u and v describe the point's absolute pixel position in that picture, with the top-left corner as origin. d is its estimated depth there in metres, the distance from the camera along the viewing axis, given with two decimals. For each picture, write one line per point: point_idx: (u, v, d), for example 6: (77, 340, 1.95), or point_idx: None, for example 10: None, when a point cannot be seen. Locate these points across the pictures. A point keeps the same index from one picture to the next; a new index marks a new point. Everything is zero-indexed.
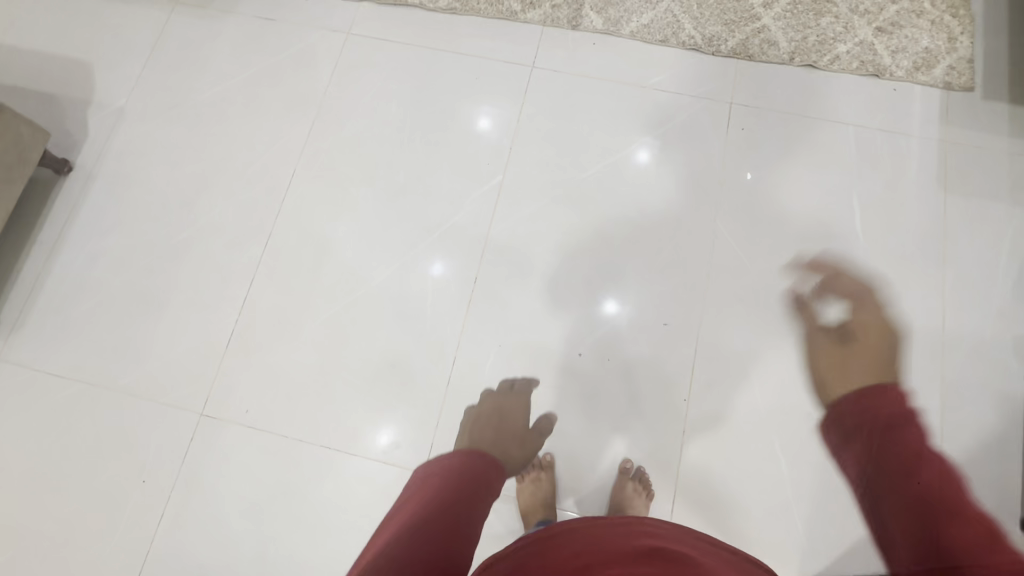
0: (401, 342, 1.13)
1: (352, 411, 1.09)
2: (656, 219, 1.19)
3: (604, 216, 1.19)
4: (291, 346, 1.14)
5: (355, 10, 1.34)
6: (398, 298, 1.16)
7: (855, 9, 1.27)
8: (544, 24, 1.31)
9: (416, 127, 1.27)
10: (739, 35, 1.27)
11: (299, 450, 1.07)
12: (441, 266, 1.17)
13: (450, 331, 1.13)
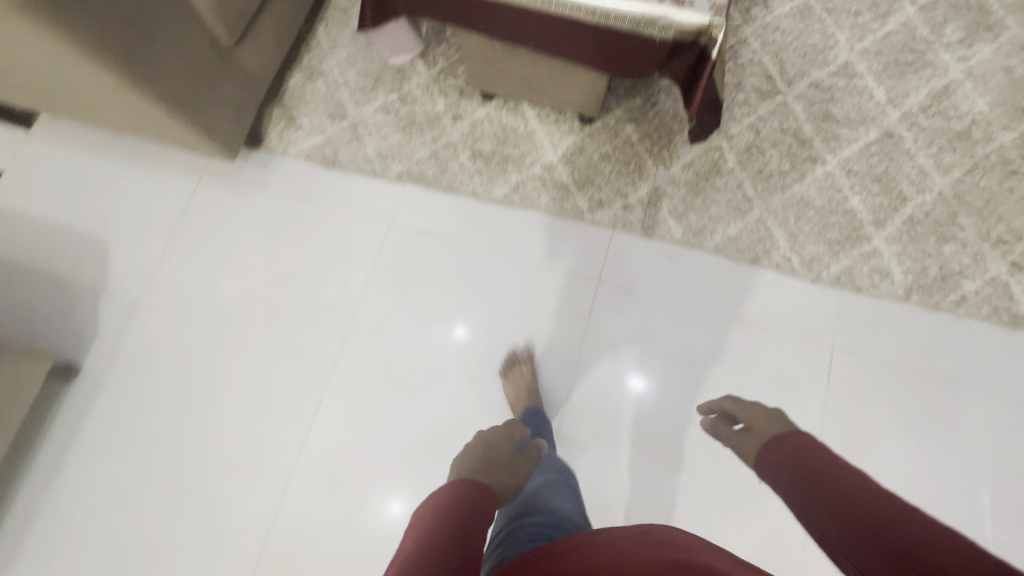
0: (420, 411, 1.08)
1: (365, 474, 1.05)
2: (700, 320, 1.09)
3: (665, 453, 1.03)
4: (307, 404, 1.09)
5: (401, 194, 1.20)
6: (418, 362, 1.11)
7: (985, 235, 1.08)
8: (614, 228, 1.14)
9: (455, 231, 1.17)
10: (845, 260, 1.08)
11: (312, 523, 1.03)
12: (465, 329, 1.12)
13: (471, 405, 1.08)
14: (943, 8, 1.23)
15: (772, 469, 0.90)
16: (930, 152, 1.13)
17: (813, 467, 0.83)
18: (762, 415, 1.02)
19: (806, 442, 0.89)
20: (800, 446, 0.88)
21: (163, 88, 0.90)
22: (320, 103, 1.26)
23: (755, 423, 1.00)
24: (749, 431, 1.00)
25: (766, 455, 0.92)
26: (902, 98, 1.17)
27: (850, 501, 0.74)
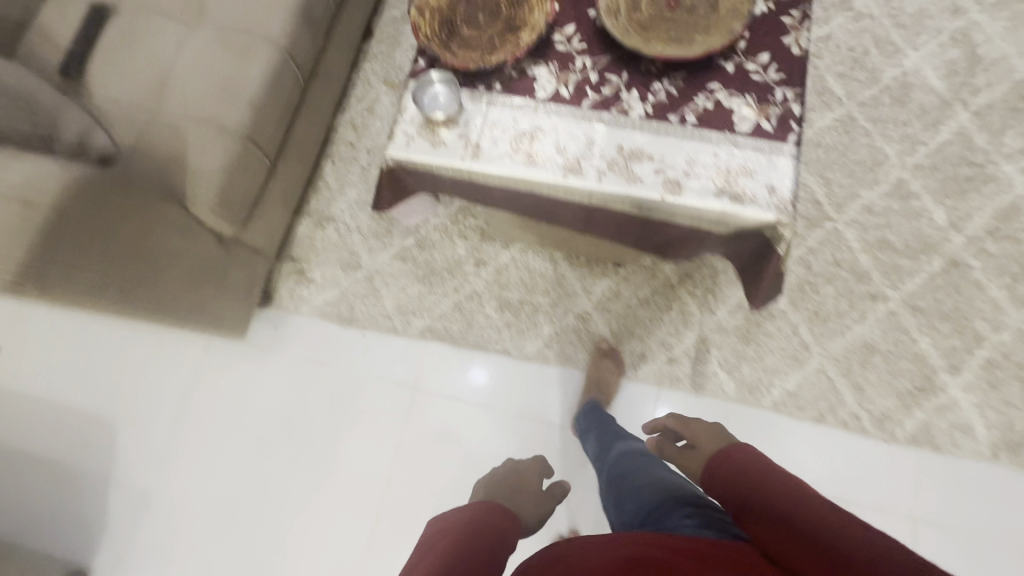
0: (451, 457, 1.05)
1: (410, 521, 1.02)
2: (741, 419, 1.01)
3: None
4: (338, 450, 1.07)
5: (424, 353, 1.11)
6: (441, 407, 1.07)
7: None
8: (660, 385, 1.04)
9: (468, 351, 1.10)
10: (919, 415, 0.98)
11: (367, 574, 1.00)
12: (482, 372, 1.08)
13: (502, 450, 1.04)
14: (999, 113, 1.13)
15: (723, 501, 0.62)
16: (1003, 283, 1.03)
17: (772, 492, 0.57)
18: (705, 427, 0.76)
19: (753, 460, 0.62)
20: (745, 465, 0.62)
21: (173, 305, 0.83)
22: (332, 253, 1.18)
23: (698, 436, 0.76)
24: (693, 447, 0.75)
25: (713, 480, 0.64)
26: (965, 220, 1.07)
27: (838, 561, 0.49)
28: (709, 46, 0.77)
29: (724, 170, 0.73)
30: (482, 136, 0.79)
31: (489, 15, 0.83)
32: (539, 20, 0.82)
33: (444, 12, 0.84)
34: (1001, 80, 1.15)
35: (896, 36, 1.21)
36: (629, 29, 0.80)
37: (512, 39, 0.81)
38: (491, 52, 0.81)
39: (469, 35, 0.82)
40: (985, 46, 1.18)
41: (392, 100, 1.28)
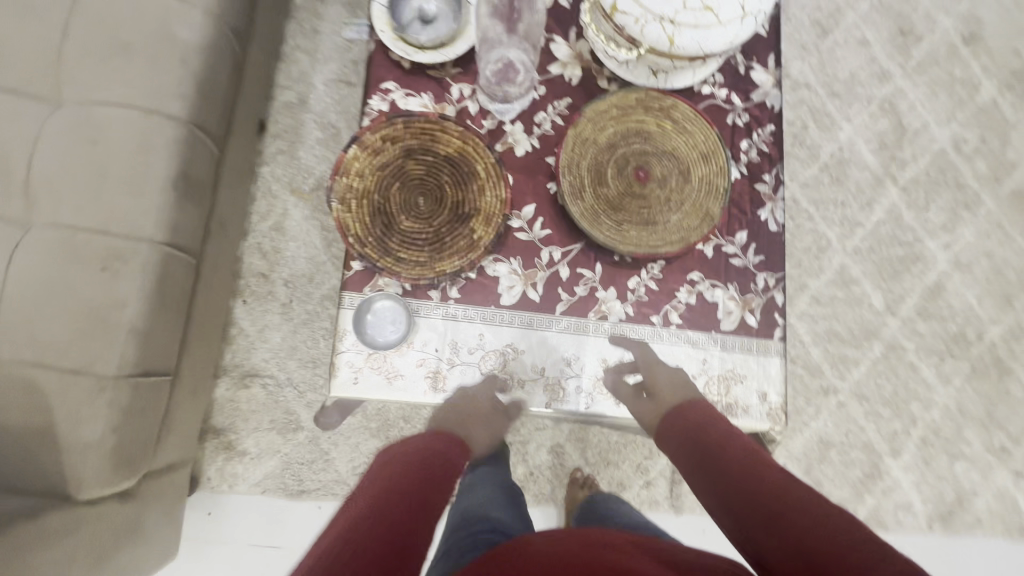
0: None
1: None
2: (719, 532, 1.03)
3: None
4: None
5: None
6: None
7: (989, 446, 1.10)
8: (640, 510, 1.04)
9: None
10: (869, 501, 1.07)
11: None
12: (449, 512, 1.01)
13: None
14: (923, 187, 1.18)
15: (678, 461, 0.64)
16: (932, 362, 1.12)
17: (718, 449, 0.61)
18: (670, 372, 0.67)
19: (709, 418, 0.64)
20: (701, 424, 0.63)
21: None
22: (265, 417, 1.01)
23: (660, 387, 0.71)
24: (651, 397, 0.67)
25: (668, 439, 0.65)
26: (899, 303, 1.14)
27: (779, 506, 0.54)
28: (689, 235, 0.69)
29: (716, 378, 0.69)
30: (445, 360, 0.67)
31: (430, 200, 0.68)
32: (493, 206, 0.69)
33: (373, 201, 0.67)
34: (923, 152, 1.19)
35: (832, 106, 1.19)
36: (599, 215, 0.70)
37: (463, 236, 0.68)
38: (440, 255, 0.67)
39: (410, 233, 0.68)
40: (909, 115, 1.20)
41: (305, 214, 1.07)
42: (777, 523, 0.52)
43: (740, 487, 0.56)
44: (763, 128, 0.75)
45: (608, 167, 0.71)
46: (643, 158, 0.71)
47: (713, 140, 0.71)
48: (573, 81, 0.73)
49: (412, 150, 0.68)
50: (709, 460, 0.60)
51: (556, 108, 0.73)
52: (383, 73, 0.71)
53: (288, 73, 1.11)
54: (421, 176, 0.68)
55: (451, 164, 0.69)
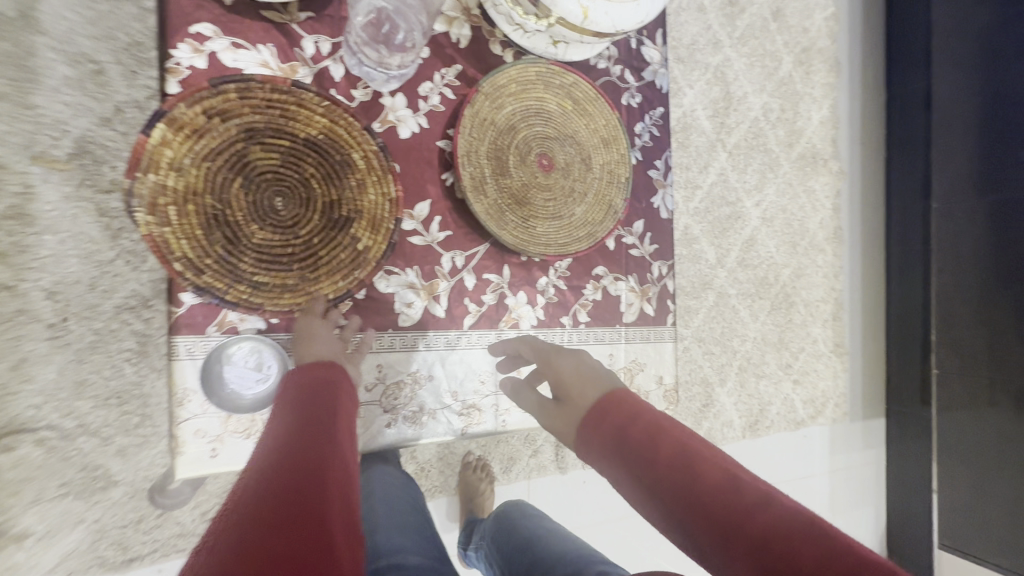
0: None
1: None
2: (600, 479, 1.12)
3: None
4: None
5: None
6: None
7: (781, 364, 1.39)
8: (531, 478, 1.05)
9: None
10: (705, 424, 1.28)
11: None
12: None
13: None
14: (742, 152, 1.34)
15: (600, 462, 0.57)
16: (747, 304, 1.34)
17: (646, 442, 0.54)
18: (573, 370, 0.65)
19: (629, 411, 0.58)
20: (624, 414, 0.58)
21: None
22: (51, 482, 0.73)
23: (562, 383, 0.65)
24: (559, 400, 0.65)
25: (584, 438, 0.59)
26: (726, 255, 1.31)
27: (728, 503, 0.48)
28: (593, 232, 0.66)
29: (624, 369, 0.74)
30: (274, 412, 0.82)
31: (290, 195, 0.61)
32: (373, 201, 0.65)
33: (202, 202, 0.58)
34: (743, 119, 1.35)
35: (677, 72, 1.25)
36: (500, 212, 0.62)
37: (341, 235, 0.64)
38: (313, 262, 0.63)
39: (266, 238, 0.61)
40: (734, 84, 1.33)
41: (63, 193, 0.74)
42: (727, 532, 0.47)
43: (682, 490, 0.51)
44: (654, 111, 0.73)
45: (510, 155, 0.62)
46: (544, 144, 0.64)
47: (614, 125, 0.67)
48: (460, 43, 0.68)
49: (255, 130, 0.59)
50: (636, 456, 0.54)
51: (444, 78, 0.68)
52: (200, 12, 0.59)
53: None
54: (273, 165, 0.60)
55: (313, 149, 0.61)
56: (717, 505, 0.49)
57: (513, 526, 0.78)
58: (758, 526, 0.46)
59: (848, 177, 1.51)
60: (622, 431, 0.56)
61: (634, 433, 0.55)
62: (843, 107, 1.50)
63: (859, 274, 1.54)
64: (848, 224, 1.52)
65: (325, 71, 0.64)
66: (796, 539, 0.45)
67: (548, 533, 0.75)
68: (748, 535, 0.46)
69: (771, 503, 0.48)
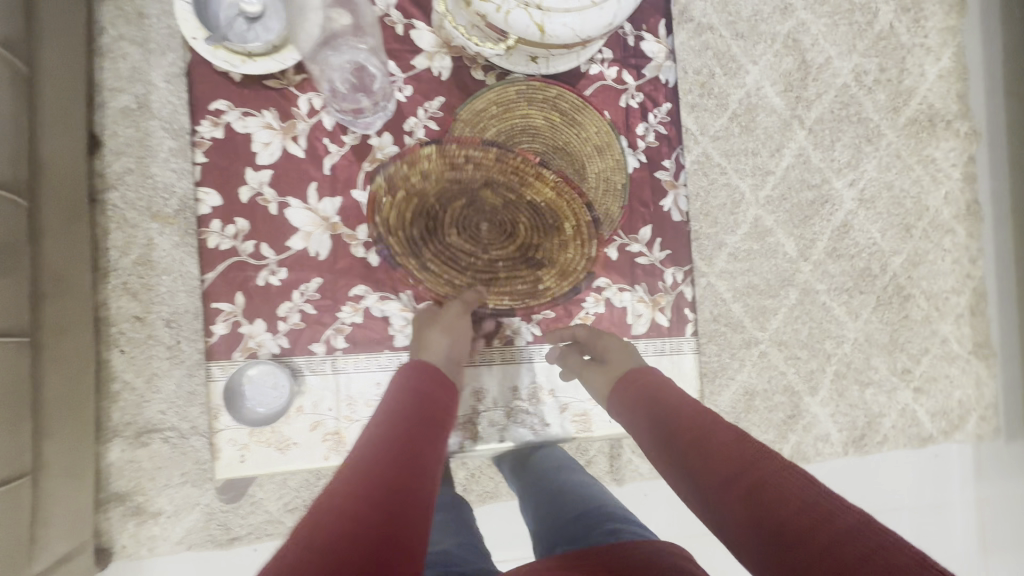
0: None
1: None
2: (662, 494, 1.06)
3: None
4: None
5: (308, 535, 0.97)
6: None
7: (894, 369, 1.18)
8: None
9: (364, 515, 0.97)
10: (793, 438, 1.14)
11: None
12: None
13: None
14: (828, 127, 1.17)
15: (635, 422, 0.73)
16: (842, 301, 1.16)
17: (668, 408, 0.69)
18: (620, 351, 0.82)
19: (659, 383, 0.74)
20: (652, 387, 0.73)
21: None
22: (175, 471, 0.92)
23: (609, 354, 0.82)
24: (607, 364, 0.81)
25: (625, 399, 0.76)
26: (811, 247, 1.15)
27: (729, 449, 0.60)
28: (589, 244, 0.78)
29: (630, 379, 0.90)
30: (342, 417, 0.80)
31: (496, 227, 0.77)
32: (570, 257, 0.79)
33: (418, 206, 0.74)
34: (827, 89, 1.17)
35: (736, 49, 1.13)
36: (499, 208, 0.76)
37: (526, 267, 0.79)
38: (495, 282, 0.79)
39: (460, 248, 0.77)
40: (812, 51, 1.17)
41: (174, 241, 0.92)
42: (728, 467, 0.58)
43: (693, 438, 0.63)
44: (659, 109, 0.87)
45: (495, 167, 0.75)
46: (529, 155, 0.77)
47: (605, 130, 0.79)
48: (442, 75, 0.81)
49: (492, 180, 0.75)
50: (664, 415, 0.69)
51: (429, 110, 0.80)
52: (212, 91, 0.76)
53: (119, 73, 0.92)
54: (494, 201, 0.76)
55: (528, 208, 0.77)
56: (719, 449, 0.60)
57: (542, 475, 0.83)
58: (754, 463, 0.57)
59: (984, 137, 1.23)
60: (655, 397, 0.72)
61: (663, 397, 0.71)
62: (972, 53, 1.22)
63: (1008, 256, 1.24)
64: (988, 195, 1.24)
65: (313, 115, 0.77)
66: (784, 477, 0.55)
67: (574, 488, 0.78)
68: (743, 469, 0.57)
69: (770, 453, 0.59)
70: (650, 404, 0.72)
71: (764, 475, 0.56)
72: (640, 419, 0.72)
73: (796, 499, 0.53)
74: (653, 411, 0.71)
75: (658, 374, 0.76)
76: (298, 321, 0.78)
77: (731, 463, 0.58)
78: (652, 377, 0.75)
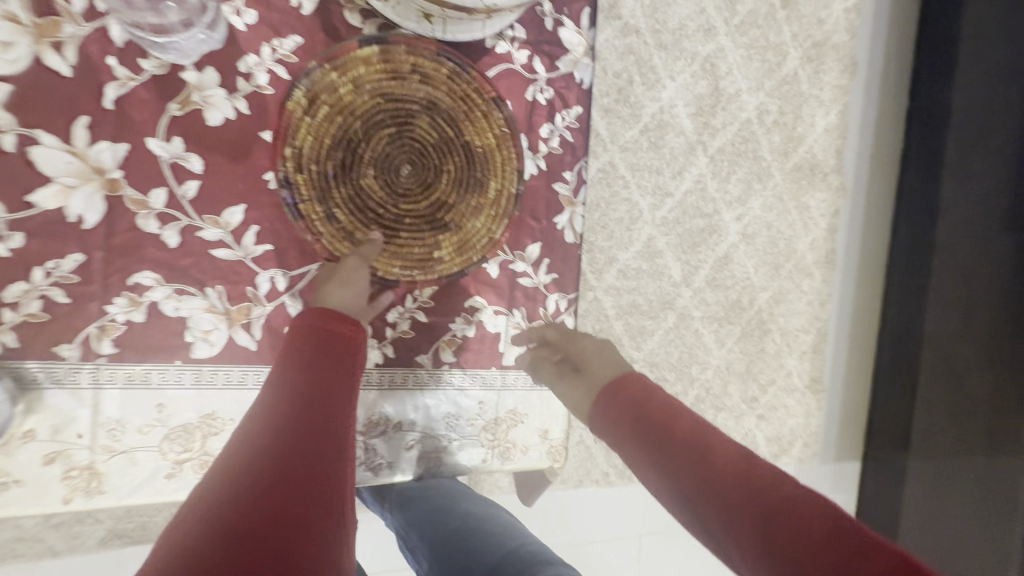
0: None
1: None
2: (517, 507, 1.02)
3: None
4: None
5: (78, 554, 0.77)
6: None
7: (745, 397, 1.27)
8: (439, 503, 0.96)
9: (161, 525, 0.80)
10: None
11: None
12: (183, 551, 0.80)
13: None
14: (727, 158, 1.19)
15: (616, 434, 0.65)
16: (712, 329, 1.21)
17: (661, 423, 0.62)
18: (595, 349, 0.78)
19: (645, 390, 0.67)
20: (638, 394, 0.67)
21: None
22: None
23: (587, 359, 0.77)
24: (581, 371, 0.77)
25: (607, 407, 0.68)
26: (694, 274, 1.18)
27: (740, 479, 0.54)
28: (499, 218, 0.82)
29: (498, 418, 0.90)
30: (97, 448, 0.72)
31: (416, 173, 0.77)
32: (480, 228, 0.82)
33: (337, 135, 0.73)
34: (732, 120, 1.18)
35: (658, 59, 1.09)
36: (422, 129, 0.76)
37: (432, 229, 0.80)
38: (397, 235, 0.78)
39: (373, 185, 0.76)
40: (726, 79, 1.17)
41: None
42: (746, 503, 0.52)
43: (695, 462, 0.57)
44: (566, 109, 0.88)
45: (428, 82, 0.76)
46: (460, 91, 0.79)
47: (503, 133, 0.80)
48: (301, 7, 0.74)
49: (434, 108, 0.77)
50: (654, 427, 0.62)
51: (277, 49, 0.73)
52: None
53: None
54: (423, 141, 0.77)
55: (463, 152, 0.79)
56: (731, 478, 0.54)
57: (444, 518, 0.77)
58: (773, 496, 0.51)
59: (850, 194, 1.35)
60: (640, 411, 0.64)
61: (648, 403, 0.65)
62: (854, 115, 1.32)
63: (849, 303, 1.39)
64: (844, 246, 1.36)
65: (106, 33, 0.67)
66: (809, 513, 0.50)
67: (481, 533, 0.73)
68: (760, 504, 0.51)
69: (786, 480, 0.54)
70: (636, 417, 0.64)
71: (786, 515, 0.50)
72: (625, 430, 0.64)
73: (827, 543, 0.47)
74: (640, 424, 0.63)
75: (644, 377, 0.69)
76: (42, 311, 0.68)
77: (745, 496, 0.52)
78: (639, 384, 0.68)
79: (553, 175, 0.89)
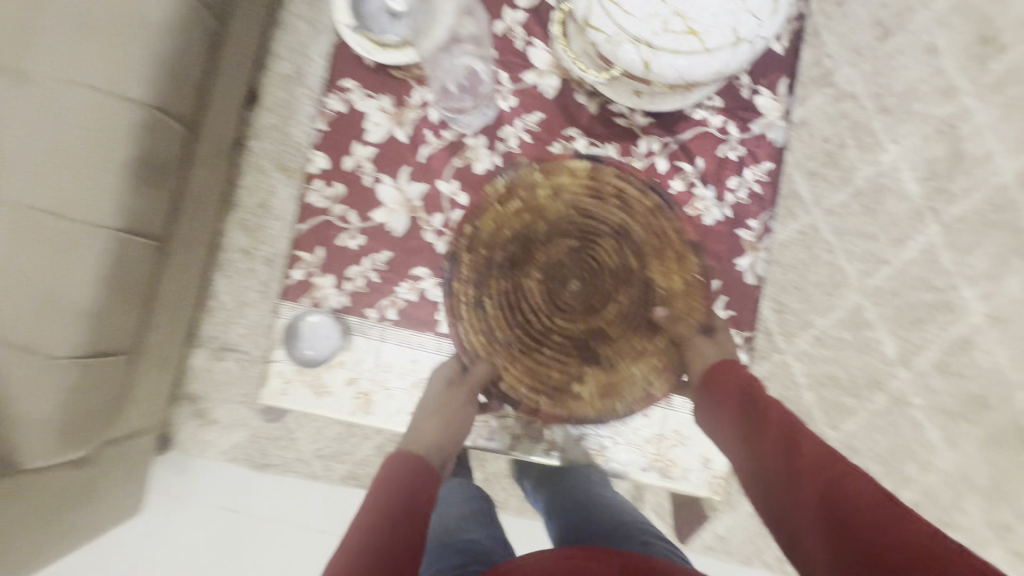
0: None
1: None
2: None
3: None
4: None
5: (327, 483, 1.04)
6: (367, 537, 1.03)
7: (989, 522, 1.01)
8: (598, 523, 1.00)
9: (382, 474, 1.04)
10: None
11: None
12: None
13: None
14: (970, 228, 1.04)
15: (713, 411, 0.73)
16: (940, 423, 1.02)
17: (752, 406, 0.68)
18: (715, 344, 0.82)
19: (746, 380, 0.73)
20: (738, 384, 0.73)
21: (49, 544, 0.75)
22: (237, 392, 1.03)
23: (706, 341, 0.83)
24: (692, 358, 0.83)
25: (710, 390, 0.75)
26: (915, 355, 1.02)
27: (811, 461, 0.59)
28: (655, 369, 0.82)
29: (662, 434, 0.92)
30: (375, 381, 0.97)
31: (581, 292, 0.81)
32: (629, 373, 0.82)
33: (519, 231, 0.81)
34: (980, 186, 1.04)
35: (878, 123, 1.04)
36: (599, 249, 0.81)
37: (577, 351, 0.82)
38: (540, 345, 0.82)
39: (535, 288, 0.81)
40: (971, 142, 1.04)
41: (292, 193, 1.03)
42: (811, 474, 0.58)
43: (771, 438, 0.63)
44: (758, 165, 0.95)
45: (617, 207, 0.81)
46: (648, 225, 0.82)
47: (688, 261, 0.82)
48: (546, 91, 0.96)
49: (621, 234, 0.82)
50: (746, 413, 0.68)
51: (524, 122, 0.96)
52: (345, 70, 0.96)
53: (287, 45, 1.05)
54: (599, 263, 0.81)
55: (630, 285, 0.82)
56: (800, 454, 0.60)
57: (575, 487, 0.87)
58: (838, 479, 0.56)
59: None
60: (739, 393, 0.71)
61: (744, 389, 0.72)
62: None
63: None
64: None
65: (426, 115, 0.97)
66: (872, 501, 0.54)
67: (608, 502, 0.82)
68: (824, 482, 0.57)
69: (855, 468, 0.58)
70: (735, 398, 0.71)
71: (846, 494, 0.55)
72: (717, 407, 0.73)
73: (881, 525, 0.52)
74: (739, 407, 0.70)
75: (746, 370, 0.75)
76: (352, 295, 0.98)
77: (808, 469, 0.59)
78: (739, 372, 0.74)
79: (738, 222, 0.95)
